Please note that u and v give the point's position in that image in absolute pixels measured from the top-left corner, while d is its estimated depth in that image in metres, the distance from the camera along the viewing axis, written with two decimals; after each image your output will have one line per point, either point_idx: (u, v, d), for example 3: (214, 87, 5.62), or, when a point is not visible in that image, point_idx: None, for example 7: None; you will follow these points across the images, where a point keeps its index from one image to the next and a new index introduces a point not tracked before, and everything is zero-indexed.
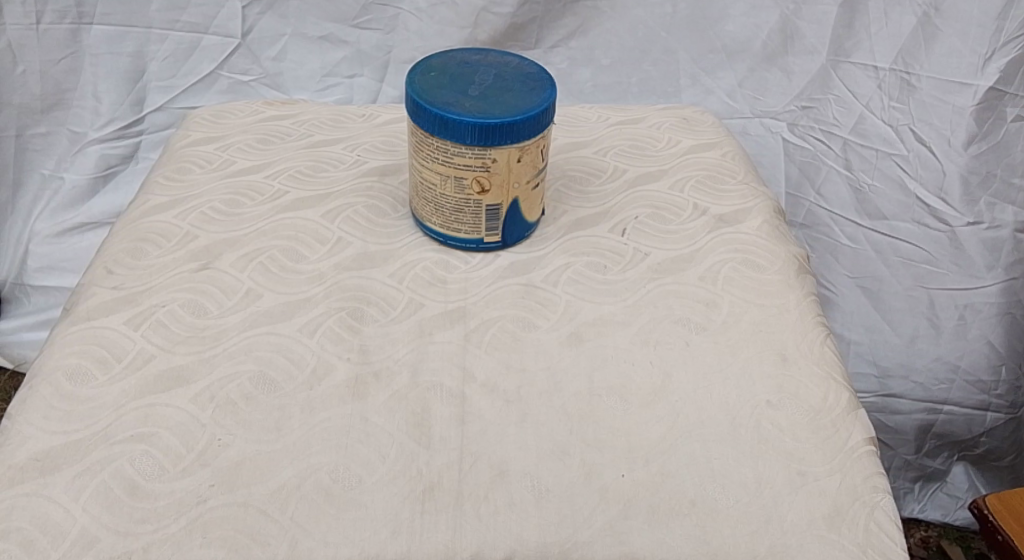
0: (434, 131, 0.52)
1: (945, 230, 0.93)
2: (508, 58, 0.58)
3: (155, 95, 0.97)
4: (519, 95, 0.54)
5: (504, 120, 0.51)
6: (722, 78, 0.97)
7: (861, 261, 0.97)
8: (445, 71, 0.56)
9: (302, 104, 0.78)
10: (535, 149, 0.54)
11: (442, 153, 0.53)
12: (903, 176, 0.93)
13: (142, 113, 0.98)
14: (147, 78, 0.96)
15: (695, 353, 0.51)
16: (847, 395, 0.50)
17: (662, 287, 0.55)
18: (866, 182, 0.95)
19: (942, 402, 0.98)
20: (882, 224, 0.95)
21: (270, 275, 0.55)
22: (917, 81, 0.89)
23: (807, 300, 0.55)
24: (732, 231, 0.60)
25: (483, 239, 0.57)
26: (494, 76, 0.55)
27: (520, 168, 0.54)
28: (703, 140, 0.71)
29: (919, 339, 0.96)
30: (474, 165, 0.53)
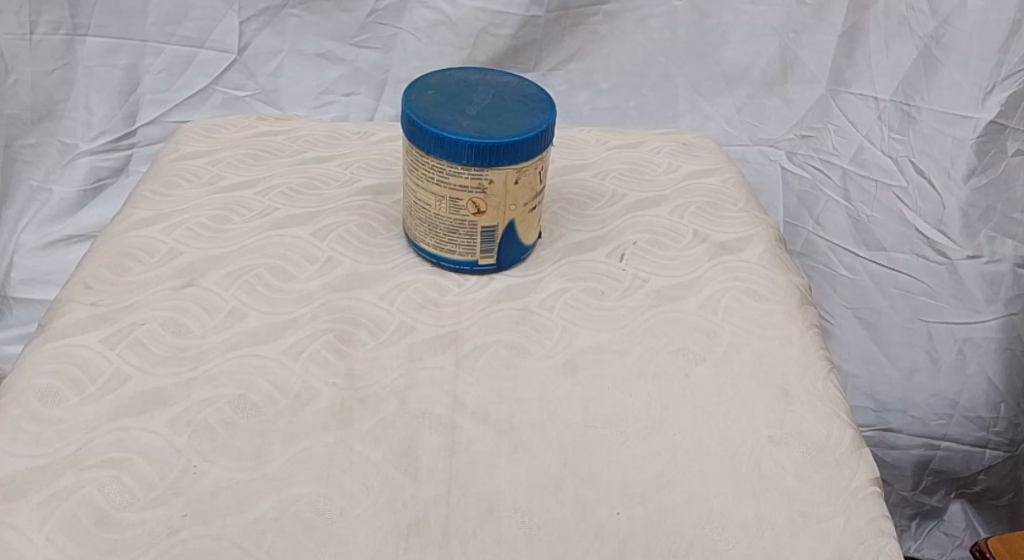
0: (430, 150, 0.51)
1: (944, 262, 0.92)
2: (508, 78, 0.57)
3: (148, 109, 0.96)
4: (518, 115, 0.52)
5: (502, 140, 0.49)
6: (721, 105, 0.97)
7: (860, 292, 0.95)
8: (442, 89, 0.54)
9: (297, 120, 0.77)
10: (533, 171, 0.52)
11: (437, 172, 0.51)
12: (902, 207, 0.92)
13: (134, 126, 0.96)
14: (140, 91, 0.95)
15: (694, 385, 0.49)
16: (851, 432, 0.48)
17: (661, 315, 0.53)
18: (865, 212, 0.94)
19: (940, 438, 0.96)
20: (881, 255, 0.94)
21: (256, 294, 0.53)
22: (918, 112, 0.89)
23: (810, 332, 0.53)
24: (733, 259, 0.58)
25: (478, 261, 0.56)
26: (492, 96, 0.54)
27: (518, 190, 0.52)
28: (703, 166, 0.69)
29: (917, 373, 0.94)
30: (470, 185, 0.51)
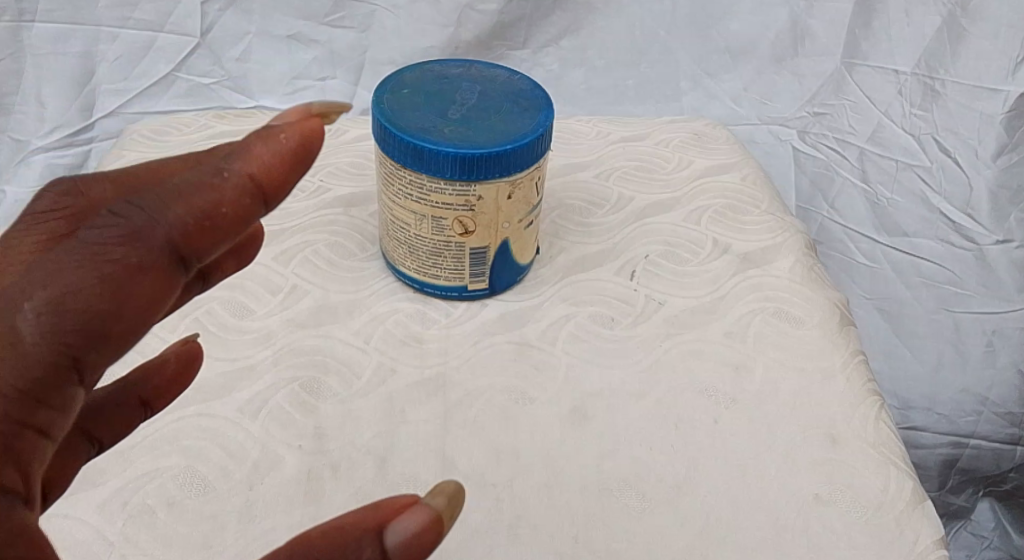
0: (407, 163, 0.43)
1: (971, 248, 0.84)
2: (495, 70, 0.48)
3: (106, 98, 0.85)
4: (509, 118, 0.44)
5: (490, 150, 0.42)
6: (726, 81, 0.88)
7: (880, 281, 0.87)
8: (418, 87, 0.46)
9: (260, 116, 0.68)
10: (529, 183, 0.45)
11: (417, 188, 0.43)
12: (925, 189, 0.84)
13: (91, 119, 0.85)
14: (96, 80, 0.84)
15: (724, 434, 0.42)
16: (912, 483, 0.41)
17: (682, 347, 0.46)
18: (885, 195, 0.85)
19: (969, 435, 0.87)
20: (902, 242, 0.86)
21: (208, 337, 0.45)
22: (943, 86, 0.81)
23: (856, 361, 0.46)
24: (761, 274, 0.50)
25: (467, 286, 0.48)
26: (478, 94, 0.46)
27: (512, 207, 0.45)
28: (718, 161, 0.61)
29: (945, 367, 0.86)
30: (456, 204, 0.43)
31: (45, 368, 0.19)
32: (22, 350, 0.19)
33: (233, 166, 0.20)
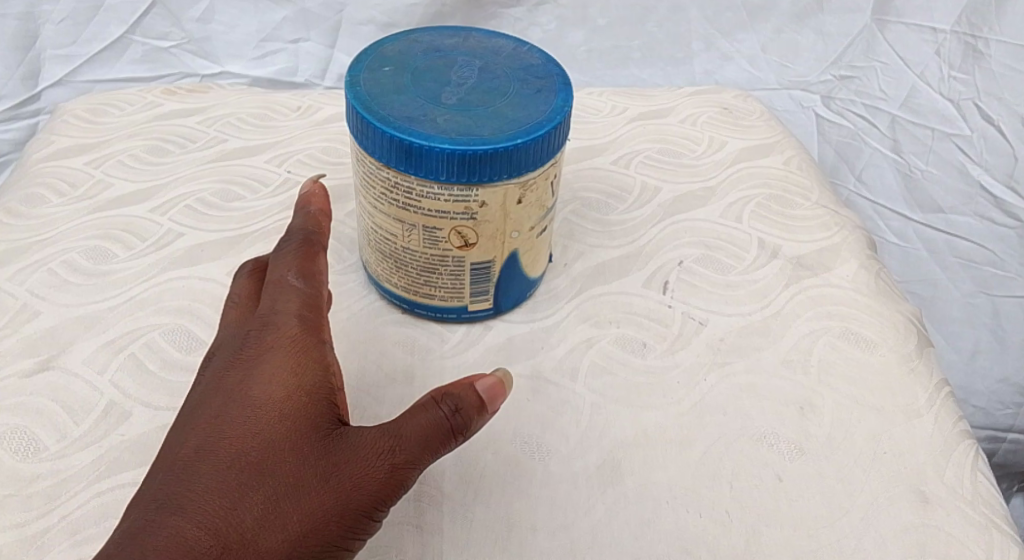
0: (391, 161, 0.34)
1: (1015, 226, 0.69)
2: (500, 41, 0.39)
3: (53, 67, 0.73)
4: (518, 102, 0.35)
5: (494, 145, 0.32)
6: (743, 42, 0.76)
7: (913, 263, 0.72)
8: (403, 63, 0.36)
9: (218, 90, 0.58)
10: (543, 183, 0.36)
11: (403, 193, 0.34)
12: (963, 160, 0.70)
13: (37, 89, 0.73)
14: (41, 44, 0.72)
15: (790, 495, 0.34)
16: (1021, 552, 0.33)
17: (730, 381, 0.38)
18: (918, 167, 0.72)
19: (1006, 429, 0.70)
20: (937, 219, 0.71)
21: (146, 379, 0.36)
22: (987, 46, 0.68)
23: (942, 394, 0.38)
24: (818, 283, 0.42)
25: (468, 307, 0.39)
26: (478, 71, 0.36)
27: (523, 213, 0.36)
28: (756, 142, 0.53)
29: (980, 357, 0.71)
30: (453, 212, 0.34)
31: (312, 291, 0.32)
32: (298, 291, 0.32)
33: (314, 211, 0.36)
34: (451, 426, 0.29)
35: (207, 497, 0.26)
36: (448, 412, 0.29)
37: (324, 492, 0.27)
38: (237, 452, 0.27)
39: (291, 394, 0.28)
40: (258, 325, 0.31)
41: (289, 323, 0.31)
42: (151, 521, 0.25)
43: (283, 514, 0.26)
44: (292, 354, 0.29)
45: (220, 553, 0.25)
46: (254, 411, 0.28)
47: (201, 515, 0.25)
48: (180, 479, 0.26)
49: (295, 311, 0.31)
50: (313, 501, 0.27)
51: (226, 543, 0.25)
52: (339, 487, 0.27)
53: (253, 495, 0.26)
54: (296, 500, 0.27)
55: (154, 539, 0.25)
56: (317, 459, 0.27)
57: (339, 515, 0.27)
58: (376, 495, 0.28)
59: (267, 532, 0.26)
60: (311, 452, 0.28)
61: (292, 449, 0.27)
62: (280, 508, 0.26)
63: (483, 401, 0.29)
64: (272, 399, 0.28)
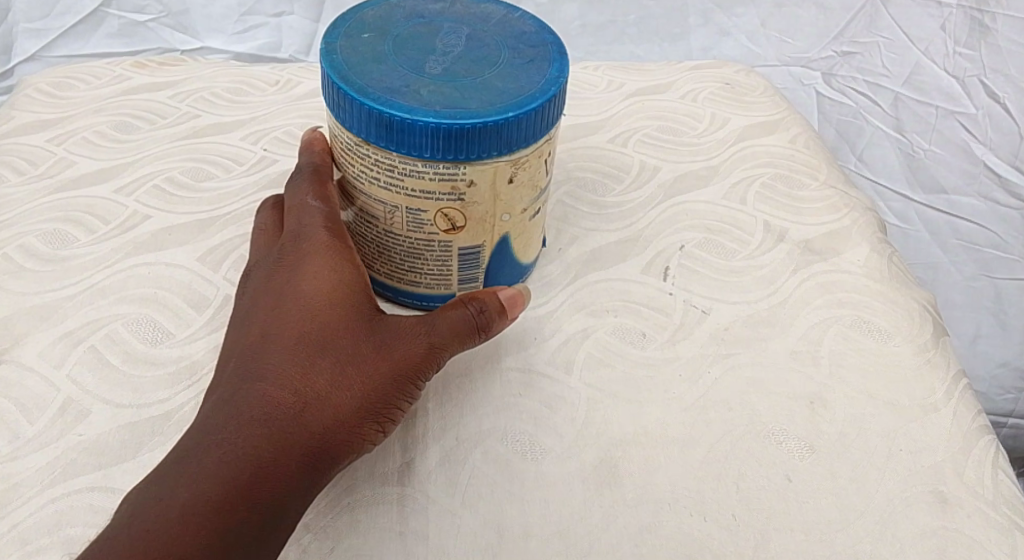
0: (371, 136, 0.31)
1: (1018, 208, 0.66)
2: (489, 7, 0.36)
3: (25, 41, 0.70)
4: (508, 73, 0.32)
5: (483, 119, 0.30)
6: (742, 16, 0.73)
7: (916, 246, 0.70)
8: (383, 30, 0.33)
9: (191, 64, 0.55)
10: (536, 161, 0.33)
11: (385, 171, 0.32)
12: (967, 139, 0.67)
13: (9, 64, 0.70)
14: (12, 17, 0.69)
15: (801, 498, 0.31)
16: None
17: (736, 374, 0.35)
18: (921, 146, 0.69)
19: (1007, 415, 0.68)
20: (939, 200, 0.69)
21: (107, 373, 0.33)
22: (994, 21, 0.64)
23: (960, 387, 0.35)
24: (829, 268, 0.40)
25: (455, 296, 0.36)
26: (465, 39, 0.33)
27: (515, 194, 0.33)
28: (761, 119, 0.50)
29: (981, 341, 0.68)
30: (439, 193, 0.32)
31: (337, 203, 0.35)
32: (323, 204, 0.34)
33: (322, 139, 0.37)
34: (477, 322, 0.32)
35: (282, 370, 0.29)
36: (475, 309, 0.32)
37: (378, 361, 0.30)
38: (297, 330, 0.30)
39: (336, 287, 0.31)
40: (294, 233, 0.33)
41: (320, 231, 0.33)
42: (238, 391, 0.29)
43: (346, 380, 0.29)
44: (330, 254, 0.32)
45: (301, 410, 0.28)
46: (305, 302, 0.31)
47: (280, 381, 0.29)
48: (255, 358, 0.30)
49: (322, 224, 0.33)
50: (370, 368, 0.30)
51: (305, 403, 0.29)
52: (391, 357, 0.30)
53: (319, 363, 0.30)
54: (357, 368, 0.30)
55: (244, 404, 0.28)
56: (367, 337, 0.31)
57: (393, 380, 0.30)
58: (421, 365, 0.31)
59: (337, 394, 0.29)
60: (361, 331, 0.31)
61: (345, 330, 0.30)
62: (345, 374, 0.30)
63: (504, 306, 0.33)
64: (320, 291, 0.31)
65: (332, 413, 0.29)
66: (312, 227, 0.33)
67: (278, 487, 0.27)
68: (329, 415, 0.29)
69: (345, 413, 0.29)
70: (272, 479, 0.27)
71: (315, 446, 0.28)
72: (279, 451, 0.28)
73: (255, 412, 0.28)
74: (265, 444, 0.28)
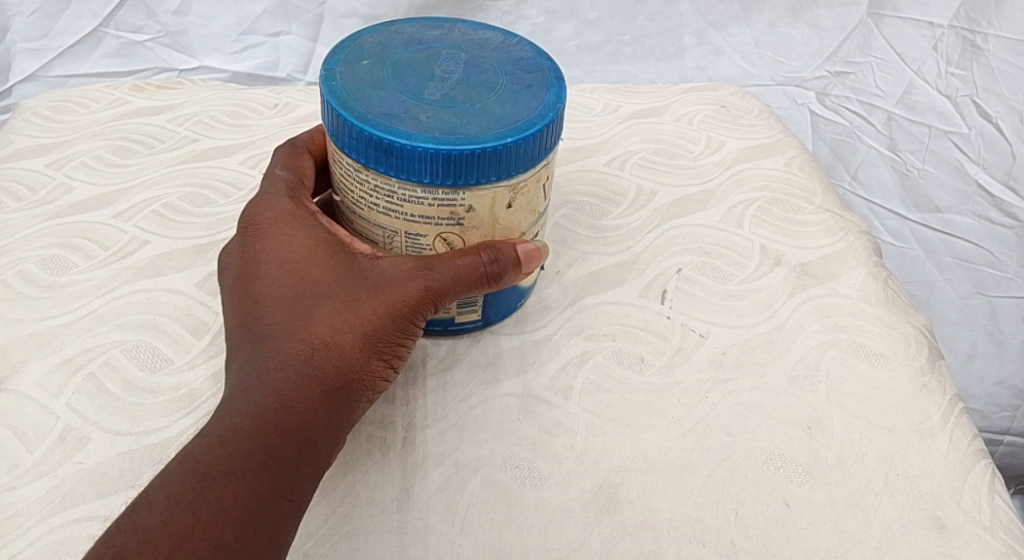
0: (370, 162, 0.31)
1: (1013, 226, 0.66)
2: (486, 33, 0.36)
3: (24, 61, 0.70)
4: (506, 98, 0.32)
5: (482, 144, 0.30)
6: (737, 36, 0.74)
7: (908, 262, 0.69)
8: (382, 56, 0.34)
9: (190, 87, 0.55)
10: (535, 186, 0.33)
11: (384, 197, 0.32)
12: (960, 158, 0.68)
13: (9, 83, 0.70)
14: (10, 37, 0.69)
15: (800, 526, 0.31)
16: None
17: (734, 401, 0.35)
18: (914, 165, 0.69)
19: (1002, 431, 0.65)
20: (934, 219, 0.68)
21: (105, 401, 0.33)
22: (985, 41, 0.66)
23: (957, 413, 0.36)
24: (825, 292, 0.40)
25: (455, 318, 0.36)
26: (463, 65, 0.33)
27: (513, 218, 0.33)
28: (756, 142, 0.50)
29: (975, 359, 0.66)
30: (438, 217, 0.32)
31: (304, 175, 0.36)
32: (290, 178, 0.36)
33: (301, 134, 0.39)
34: (484, 269, 0.32)
35: (284, 321, 0.30)
36: (480, 258, 0.32)
37: (377, 303, 0.31)
38: (298, 282, 0.31)
39: (319, 242, 0.33)
40: (268, 201, 0.35)
41: (290, 199, 0.34)
42: (250, 349, 0.30)
43: (348, 319, 0.31)
44: (308, 217, 0.34)
45: (311, 351, 0.30)
46: (293, 260, 0.32)
47: (286, 331, 0.30)
48: (259, 317, 0.31)
49: (287, 194, 0.35)
50: (369, 306, 0.31)
51: (313, 346, 0.30)
52: (389, 294, 0.31)
53: (320, 311, 0.31)
54: (357, 308, 0.31)
55: (258, 357, 0.30)
56: (360, 279, 0.31)
57: (395, 320, 0.31)
58: (420, 301, 0.32)
59: (341, 334, 0.30)
60: (354, 275, 0.32)
61: (338, 277, 0.31)
62: (346, 315, 0.31)
63: (518, 259, 0.33)
64: (307, 247, 0.32)
65: (339, 351, 0.30)
66: (282, 196, 0.35)
67: (304, 420, 0.29)
68: (338, 352, 0.30)
69: (352, 353, 0.31)
70: (297, 411, 0.29)
71: (329, 381, 0.30)
72: (299, 390, 0.29)
73: (270, 360, 0.30)
74: (285, 385, 0.29)
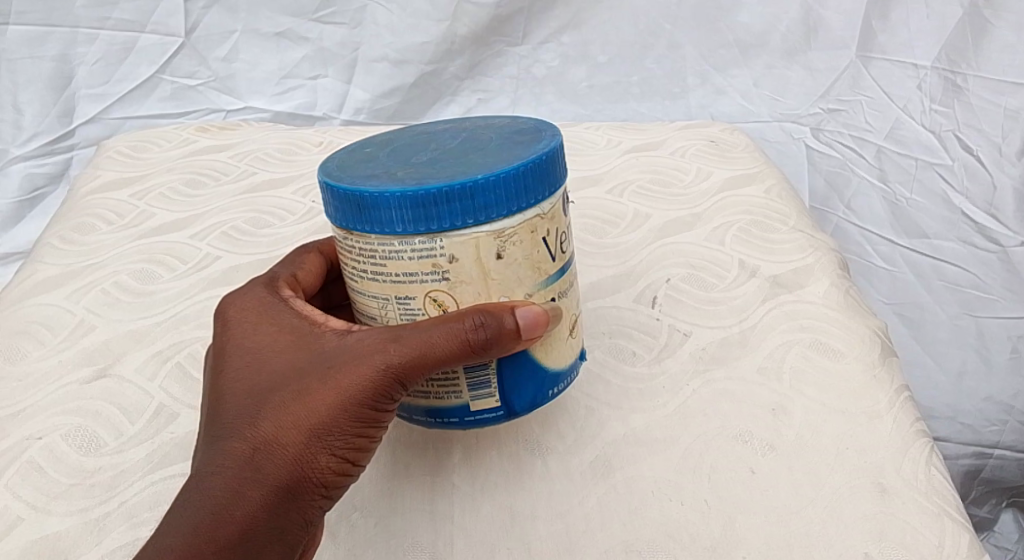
0: (351, 222, 0.32)
1: (995, 250, 0.72)
2: (497, 119, 0.38)
3: (86, 105, 0.79)
4: (495, 152, 0.33)
5: (450, 183, 0.30)
6: (737, 76, 0.80)
7: (900, 286, 0.75)
8: (385, 143, 0.36)
9: (246, 128, 0.64)
10: (529, 238, 0.32)
11: (369, 258, 0.32)
12: (946, 189, 0.74)
13: (71, 125, 0.80)
14: (76, 84, 0.79)
15: (763, 487, 0.38)
16: (969, 537, 0.36)
17: (712, 387, 0.42)
18: (904, 196, 0.75)
19: (992, 445, 0.71)
20: (922, 244, 0.74)
21: (191, 384, 0.41)
22: (965, 81, 0.72)
23: (902, 399, 0.42)
24: (793, 300, 0.46)
25: (470, 406, 0.34)
26: (461, 139, 0.35)
27: (508, 272, 0.32)
28: (740, 172, 0.57)
29: (967, 375, 0.72)
30: (422, 272, 0.31)
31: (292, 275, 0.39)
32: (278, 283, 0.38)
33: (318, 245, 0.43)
34: (454, 343, 0.31)
35: (235, 423, 0.32)
36: (440, 332, 0.31)
37: (324, 395, 0.31)
38: (259, 379, 0.33)
39: (281, 339, 0.34)
40: (250, 300, 0.37)
41: (268, 296, 0.36)
42: (207, 450, 0.32)
43: (292, 418, 0.31)
44: (278, 314, 0.35)
45: (253, 454, 0.31)
46: (255, 360, 0.34)
47: (235, 434, 0.32)
48: (218, 419, 0.33)
49: (268, 293, 0.37)
50: (314, 400, 0.31)
51: (256, 447, 0.31)
52: (336, 386, 0.31)
53: (268, 409, 0.32)
54: (303, 404, 0.31)
55: (208, 461, 0.31)
56: (308, 373, 0.32)
57: (348, 407, 0.31)
58: (372, 387, 0.31)
59: (285, 432, 0.31)
60: (305, 370, 0.32)
61: (290, 372, 0.32)
62: (291, 413, 0.31)
63: (505, 327, 0.31)
64: (269, 346, 0.34)
65: (281, 449, 0.31)
66: (261, 296, 0.37)
67: (242, 524, 0.30)
68: (281, 449, 0.31)
69: (302, 446, 0.31)
70: (233, 517, 0.30)
71: (274, 478, 0.31)
72: (236, 496, 0.30)
73: (212, 466, 0.31)
74: (222, 493, 0.30)
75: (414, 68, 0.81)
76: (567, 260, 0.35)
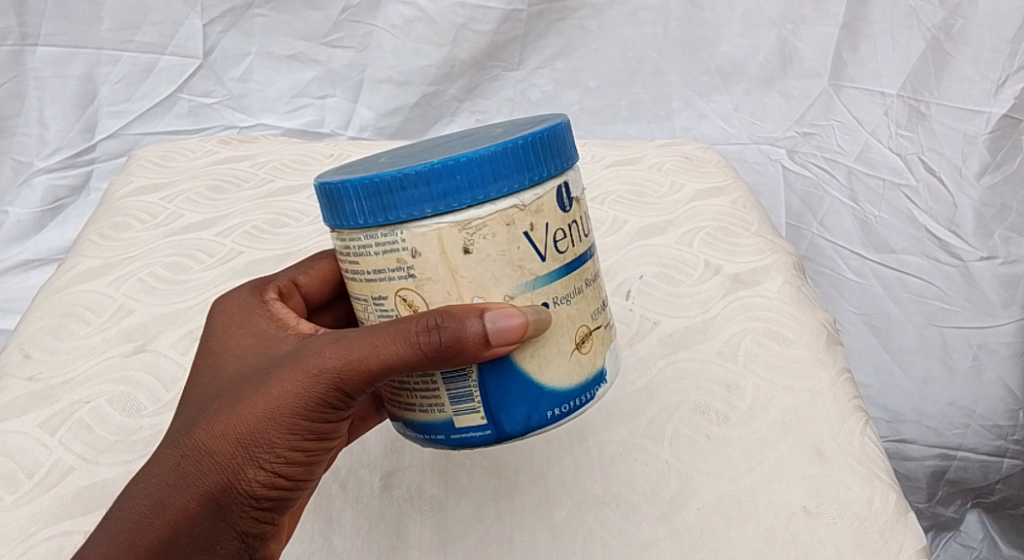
0: (328, 216, 0.34)
1: (956, 264, 0.78)
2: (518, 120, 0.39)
3: (108, 121, 0.86)
4: (477, 143, 0.34)
5: (405, 169, 0.31)
6: (717, 102, 0.87)
7: (869, 297, 0.81)
8: (402, 148, 0.38)
9: (264, 140, 0.70)
10: (500, 231, 0.32)
11: (349, 255, 0.34)
12: (911, 208, 0.80)
13: (93, 140, 0.86)
14: (99, 102, 0.85)
15: (716, 450, 0.43)
16: (896, 496, 0.41)
17: (676, 366, 0.48)
18: (873, 214, 0.81)
19: (956, 447, 0.76)
20: (889, 259, 0.80)
21: None
22: (928, 108, 0.79)
23: (843, 378, 0.47)
24: (751, 294, 0.52)
25: (454, 421, 0.34)
26: (464, 138, 0.36)
27: (478, 268, 0.32)
28: (709, 185, 0.63)
29: (931, 381, 0.77)
30: (389, 269, 0.32)
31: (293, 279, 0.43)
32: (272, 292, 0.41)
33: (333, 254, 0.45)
34: (387, 353, 0.31)
35: (183, 426, 0.34)
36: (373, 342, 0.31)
37: (255, 406, 0.32)
38: (216, 386, 0.35)
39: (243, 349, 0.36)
40: (236, 307, 0.39)
41: (251, 307, 0.39)
42: (158, 451, 0.34)
43: (222, 429, 0.33)
44: (250, 325, 0.37)
45: (183, 459, 0.33)
46: (216, 367, 0.36)
47: (179, 438, 0.34)
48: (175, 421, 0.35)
49: (255, 302, 0.39)
50: (246, 410, 0.33)
51: (186, 453, 0.33)
52: (267, 398, 0.32)
53: (208, 416, 0.33)
54: (235, 414, 0.33)
55: (152, 461, 0.34)
56: (247, 383, 0.33)
57: (277, 419, 0.32)
58: (300, 400, 0.32)
59: (216, 440, 0.33)
60: (248, 379, 0.34)
61: (236, 381, 0.34)
62: (223, 422, 0.33)
63: (444, 336, 0.31)
64: (231, 354, 0.36)
65: (210, 456, 0.32)
66: (247, 305, 0.39)
67: (162, 526, 0.32)
68: (210, 457, 0.33)
69: (231, 455, 0.32)
70: (157, 517, 0.32)
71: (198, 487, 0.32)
72: (162, 499, 0.32)
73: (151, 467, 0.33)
74: (152, 494, 0.33)
75: (417, 89, 0.88)
76: (565, 263, 0.33)
